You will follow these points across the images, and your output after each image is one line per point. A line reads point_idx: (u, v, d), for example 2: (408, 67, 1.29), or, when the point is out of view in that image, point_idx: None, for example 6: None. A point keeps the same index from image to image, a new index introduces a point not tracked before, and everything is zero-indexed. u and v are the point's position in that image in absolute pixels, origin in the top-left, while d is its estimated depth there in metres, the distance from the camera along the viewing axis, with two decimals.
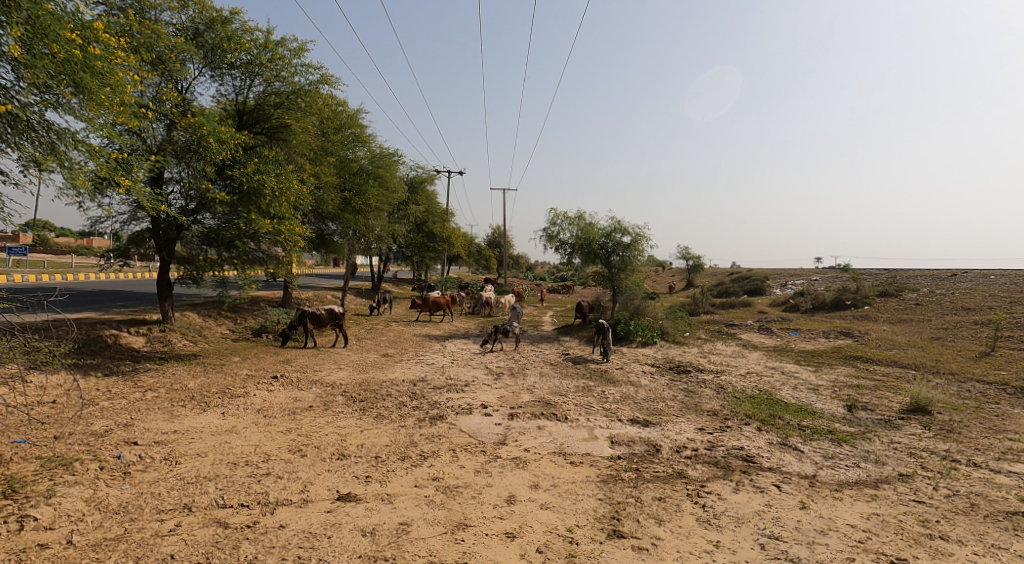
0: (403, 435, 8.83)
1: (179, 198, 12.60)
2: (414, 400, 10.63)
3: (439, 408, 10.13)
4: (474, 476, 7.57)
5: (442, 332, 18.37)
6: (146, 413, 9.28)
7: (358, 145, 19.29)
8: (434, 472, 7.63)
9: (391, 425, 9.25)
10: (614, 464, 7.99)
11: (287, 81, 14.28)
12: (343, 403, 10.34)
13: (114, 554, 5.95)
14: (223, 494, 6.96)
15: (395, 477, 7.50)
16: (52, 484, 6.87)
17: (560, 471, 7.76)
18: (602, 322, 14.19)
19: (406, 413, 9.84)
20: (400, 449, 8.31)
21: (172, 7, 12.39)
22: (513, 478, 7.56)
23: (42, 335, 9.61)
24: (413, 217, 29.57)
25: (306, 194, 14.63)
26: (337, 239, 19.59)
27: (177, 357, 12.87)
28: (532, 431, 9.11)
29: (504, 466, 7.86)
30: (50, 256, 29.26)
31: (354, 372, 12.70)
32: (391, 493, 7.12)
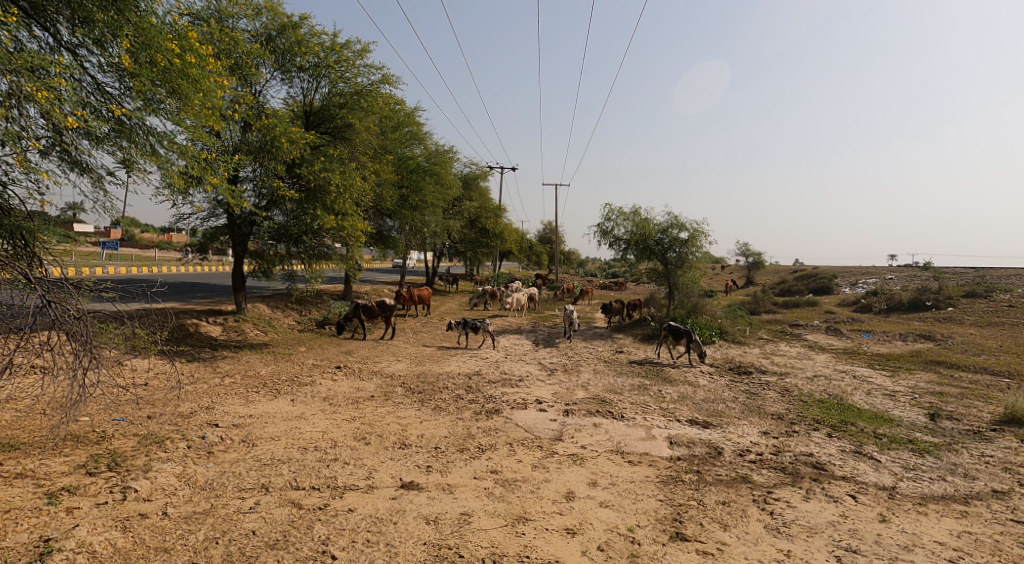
0: (461, 427, 9.01)
1: (253, 196, 13.27)
2: (469, 393, 10.80)
3: (495, 402, 10.26)
4: (533, 470, 7.65)
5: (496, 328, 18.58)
6: (224, 397, 9.82)
7: (414, 144, 19.80)
8: (493, 465, 7.76)
9: (449, 417, 9.43)
10: (674, 464, 7.91)
11: (350, 82, 14.83)
12: (402, 394, 10.62)
13: (203, 526, 6.30)
14: (296, 476, 7.30)
15: (455, 468, 7.67)
16: (149, 459, 7.36)
17: (619, 469, 7.74)
18: (690, 327, 13.68)
19: (462, 406, 10.02)
20: (459, 441, 8.48)
21: (247, 15, 13.07)
22: (571, 474, 7.59)
23: (148, 321, 10.38)
24: (467, 213, 29.89)
25: (367, 191, 15.05)
26: (395, 234, 20.02)
27: (250, 345, 13.52)
28: (589, 427, 9.12)
29: (562, 462, 7.91)
30: (135, 250, 31.13)
31: (412, 364, 13.01)
32: (452, 482, 7.30)
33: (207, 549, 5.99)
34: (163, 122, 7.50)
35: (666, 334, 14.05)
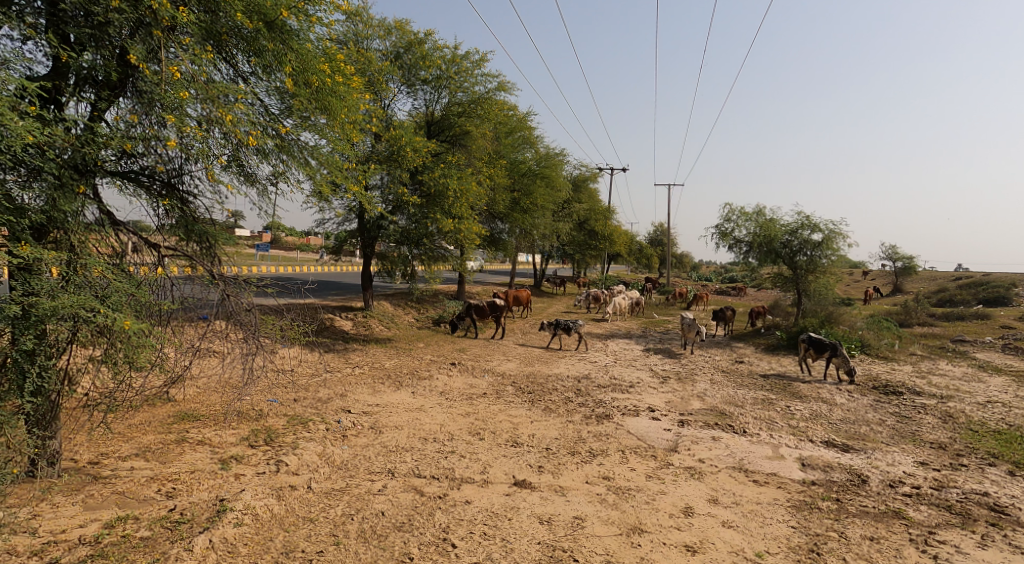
0: (572, 430, 9.23)
1: (381, 201, 14.32)
2: (579, 397, 11.00)
3: (605, 407, 10.39)
4: (647, 481, 7.71)
5: (606, 332, 18.61)
6: (355, 386, 10.74)
7: (526, 147, 20.24)
8: (604, 471, 7.91)
9: (558, 419, 9.71)
10: (807, 489, 7.63)
11: (468, 91, 15.56)
12: (513, 393, 11.03)
13: (340, 502, 6.92)
14: (418, 465, 7.87)
15: (566, 470, 7.92)
16: (296, 437, 8.28)
17: (742, 488, 7.61)
18: (837, 340, 12.85)
19: (572, 409, 10.24)
20: (570, 444, 8.71)
21: (379, 36, 14.24)
22: (689, 489, 7.56)
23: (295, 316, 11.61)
24: (576, 215, 30.11)
25: (482, 195, 15.64)
26: (504, 237, 20.83)
27: (376, 339, 14.60)
28: (706, 441, 9.00)
29: (678, 475, 7.90)
30: (279, 249, 34.55)
31: (522, 364, 13.43)
32: (563, 484, 7.56)
33: (344, 523, 6.52)
34: (315, 136, 8.16)
35: (808, 347, 13.33)
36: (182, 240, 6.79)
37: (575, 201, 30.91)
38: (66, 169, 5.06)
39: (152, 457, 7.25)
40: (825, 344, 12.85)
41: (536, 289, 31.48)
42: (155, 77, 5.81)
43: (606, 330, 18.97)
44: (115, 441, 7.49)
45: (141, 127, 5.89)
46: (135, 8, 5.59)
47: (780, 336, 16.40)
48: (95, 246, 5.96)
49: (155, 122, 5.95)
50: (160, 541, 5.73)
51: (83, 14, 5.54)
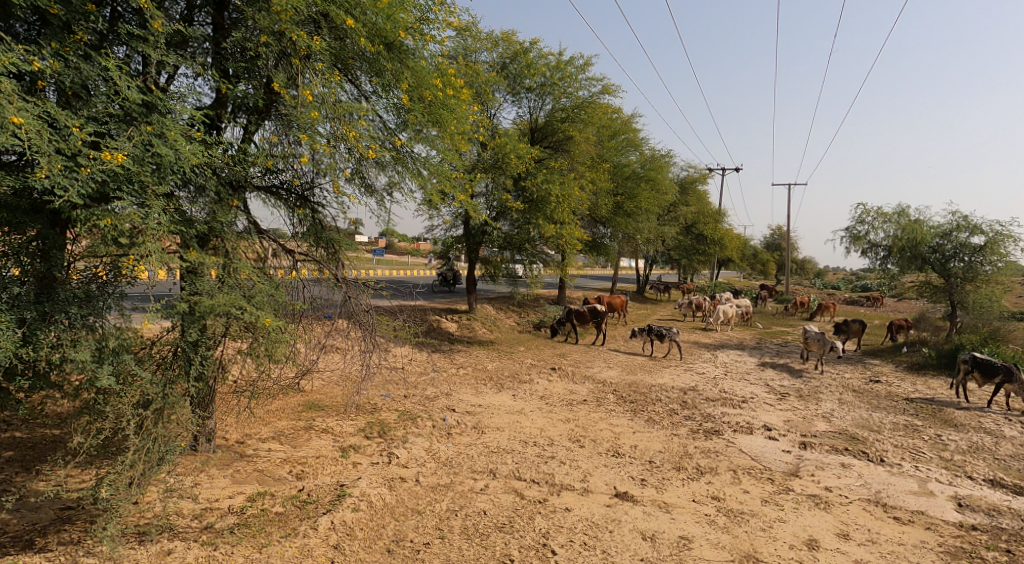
0: (677, 444, 9.14)
1: (486, 208, 14.86)
2: (685, 409, 10.84)
3: (714, 422, 10.18)
4: (763, 505, 7.36)
5: (716, 342, 18.04)
6: (459, 386, 11.27)
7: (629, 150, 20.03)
8: (713, 490, 7.70)
9: (660, 430, 9.67)
10: (964, 535, 6.85)
11: (572, 97, 15.81)
12: (615, 402, 11.06)
13: (445, 497, 7.23)
14: (518, 468, 8.08)
15: (671, 486, 7.79)
16: (406, 432, 8.85)
17: (879, 525, 6.99)
18: (1010, 363, 11.34)
19: (678, 422, 10.13)
20: (676, 458, 8.62)
21: (487, 48, 14.85)
22: (815, 520, 7.06)
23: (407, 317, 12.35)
24: (683, 218, 29.56)
25: (584, 200, 15.73)
26: (607, 241, 20.60)
27: (479, 342, 15.15)
28: (834, 467, 8.52)
29: (799, 502, 7.47)
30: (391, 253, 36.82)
31: (624, 372, 13.38)
32: (666, 498, 7.46)
33: (448, 518, 6.73)
34: (427, 149, 8.18)
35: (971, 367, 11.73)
36: (311, 245, 7.36)
37: (682, 204, 30.22)
38: (224, 186, 5.96)
39: (285, 440, 8.08)
40: (997, 367, 11.31)
41: (640, 295, 31.16)
42: (292, 100, 6.39)
43: (715, 341, 18.37)
44: (256, 423, 8.45)
45: (282, 146, 6.65)
46: (279, 41, 6.31)
47: (928, 354, 14.99)
48: (244, 251, 6.64)
49: (292, 140, 6.67)
50: (290, 517, 6.27)
51: (239, 51, 6.40)
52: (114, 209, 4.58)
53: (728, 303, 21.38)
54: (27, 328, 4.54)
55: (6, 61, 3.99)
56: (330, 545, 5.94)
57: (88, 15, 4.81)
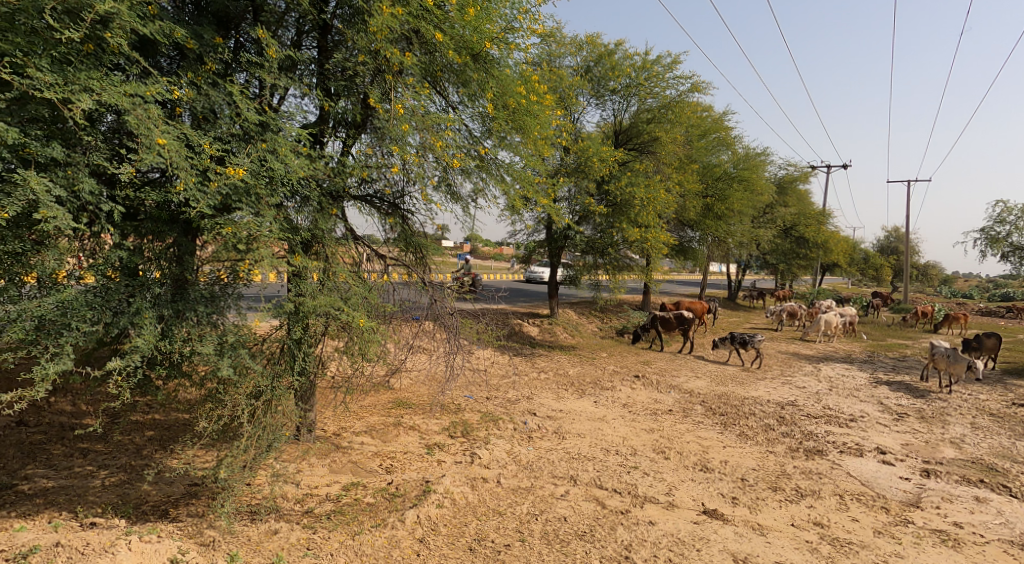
0: (772, 462, 8.67)
1: (569, 212, 14.94)
2: (782, 426, 10.34)
3: (816, 441, 9.59)
4: (875, 537, 6.67)
5: (820, 355, 17.06)
6: (540, 390, 11.42)
7: (721, 150, 19.52)
8: (816, 516, 7.09)
9: (752, 446, 9.28)
10: None
11: (659, 97, 15.64)
12: (702, 413, 10.80)
13: (525, 500, 7.22)
14: (599, 476, 7.96)
15: (765, 507, 7.28)
16: (487, 433, 9.09)
17: None
18: None
19: (774, 439, 9.67)
20: (771, 478, 8.11)
21: (571, 53, 15.00)
22: (939, 558, 6.30)
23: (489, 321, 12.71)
24: (782, 220, 28.38)
25: (671, 202, 15.43)
26: (695, 245, 20.12)
27: (561, 347, 15.24)
28: (966, 501, 7.60)
29: (921, 538, 6.68)
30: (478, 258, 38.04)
31: (713, 383, 13.00)
32: (759, 520, 6.96)
33: (528, 521, 6.72)
34: (511, 155, 8.39)
35: None
36: (402, 250, 7.88)
37: (779, 205, 29.01)
38: (324, 197, 6.36)
39: (376, 435, 8.54)
40: None
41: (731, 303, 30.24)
42: (386, 113, 6.73)
43: (817, 353, 17.39)
44: (351, 417, 9.00)
45: (375, 157, 6.94)
46: (374, 59, 6.75)
47: None
48: (342, 256, 7.05)
49: (384, 151, 6.98)
50: (380, 508, 6.60)
51: (340, 70, 6.87)
52: (234, 218, 5.03)
53: (832, 311, 19.93)
54: (164, 324, 5.14)
55: (151, 89, 4.56)
56: (416, 538, 6.14)
57: (216, 46, 5.42)
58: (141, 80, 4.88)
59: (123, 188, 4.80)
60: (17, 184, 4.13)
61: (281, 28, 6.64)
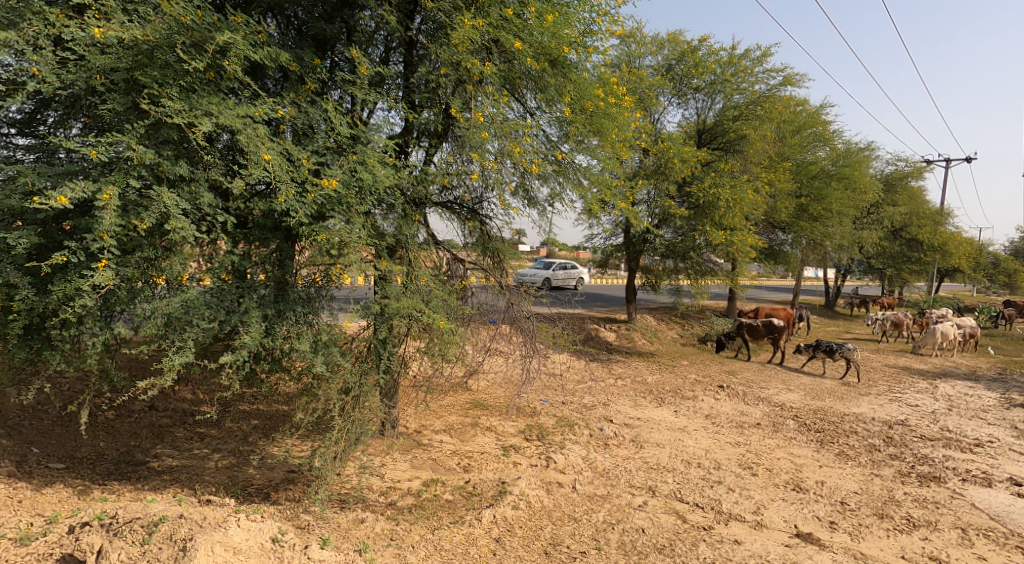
0: (878, 487, 8.05)
1: (648, 215, 14.78)
2: (891, 447, 9.59)
3: (932, 467, 8.79)
4: None
5: (935, 371, 15.77)
6: (616, 397, 11.36)
7: (819, 145, 18.30)
8: (930, 549, 6.51)
9: (853, 468, 8.67)
10: None
11: (746, 92, 15.16)
12: (795, 429, 10.29)
13: (602, 508, 7.17)
14: (680, 488, 7.77)
15: (870, 536, 6.77)
16: (563, 438, 9.14)
17: None
18: None
19: (880, 461, 8.99)
20: (877, 505, 7.53)
21: (652, 52, 14.83)
22: None
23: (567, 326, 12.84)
24: (889, 221, 26.60)
25: (760, 203, 14.84)
26: (786, 248, 19.33)
27: (639, 353, 15.09)
28: None
29: None
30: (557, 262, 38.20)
31: (807, 397, 12.39)
32: (863, 549, 6.47)
33: (605, 530, 6.65)
34: (588, 158, 8.37)
35: None
36: (480, 254, 8.07)
37: (887, 204, 27.20)
38: (408, 204, 6.68)
39: (454, 434, 8.81)
40: None
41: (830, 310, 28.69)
42: (466, 122, 6.91)
43: (932, 369, 16.09)
44: (430, 416, 9.33)
45: (456, 164, 7.17)
46: (456, 70, 6.99)
47: None
48: (423, 260, 7.35)
49: (464, 159, 7.20)
50: (458, 506, 6.82)
51: (424, 83, 7.18)
52: (328, 225, 5.41)
53: (949, 322, 18.30)
54: (268, 322, 5.60)
55: (260, 110, 5.00)
56: (493, 537, 6.27)
57: (314, 68, 5.91)
58: (251, 102, 5.38)
59: (235, 200, 5.31)
60: (150, 199, 4.66)
61: (371, 47, 7.11)
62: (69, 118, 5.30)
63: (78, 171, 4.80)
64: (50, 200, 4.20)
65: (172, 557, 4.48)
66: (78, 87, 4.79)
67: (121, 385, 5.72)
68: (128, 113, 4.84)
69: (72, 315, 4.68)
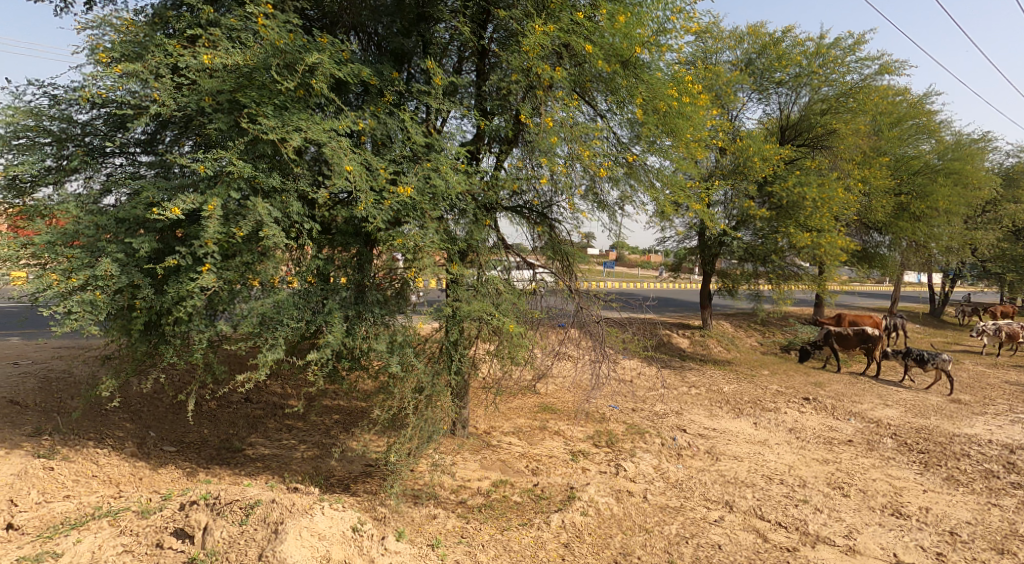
0: (995, 518, 7.36)
1: (725, 217, 14.34)
2: (1010, 473, 8.73)
3: None
4: None
5: None
6: (691, 406, 11.13)
7: (923, 138, 17.41)
8: None
9: (964, 495, 7.96)
10: None
11: (836, 84, 14.53)
12: (893, 448, 9.61)
13: (675, 520, 7.02)
14: (760, 505, 7.47)
15: None
16: (634, 446, 9.03)
17: None
18: None
19: (997, 489, 8.21)
20: (993, 537, 6.89)
21: (730, 47, 14.45)
22: None
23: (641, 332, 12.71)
24: (1008, 221, 24.46)
25: (852, 202, 14.06)
26: (884, 250, 18.34)
27: (714, 361, 14.70)
28: None
29: None
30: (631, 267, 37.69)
31: (909, 413, 11.56)
32: None
33: (678, 544, 6.51)
34: (660, 159, 8.27)
35: None
36: (549, 258, 8.11)
37: (1006, 201, 25.06)
38: (479, 209, 6.83)
39: (523, 437, 8.90)
40: None
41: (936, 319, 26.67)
42: (536, 127, 6.98)
43: None
44: (499, 418, 9.47)
45: (526, 169, 7.26)
46: (526, 76, 7.06)
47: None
48: (494, 264, 7.49)
49: (534, 164, 7.27)
50: (527, 509, 6.88)
51: (496, 90, 7.34)
52: (404, 230, 5.63)
53: None
54: (348, 323, 5.90)
55: (343, 124, 5.30)
56: (562, 542, 6.29)
57: (393, 81, 6.17)
58: (336, 116, 5.69)
59: (321, 208, 5.62)
60: (247, 209, 5.03)
61: (445, 58, 7.34)
62: (182, 136, 5.84)
63: (188, 185, 5.27)
64: (165, 211, 4.65)
65: (266, 538, 4.79)
66: (190, 109, 5.29)
67: (223, 378, 6.21)
68: (231, 130, 5.27)
69: (183, 314, 5.14)
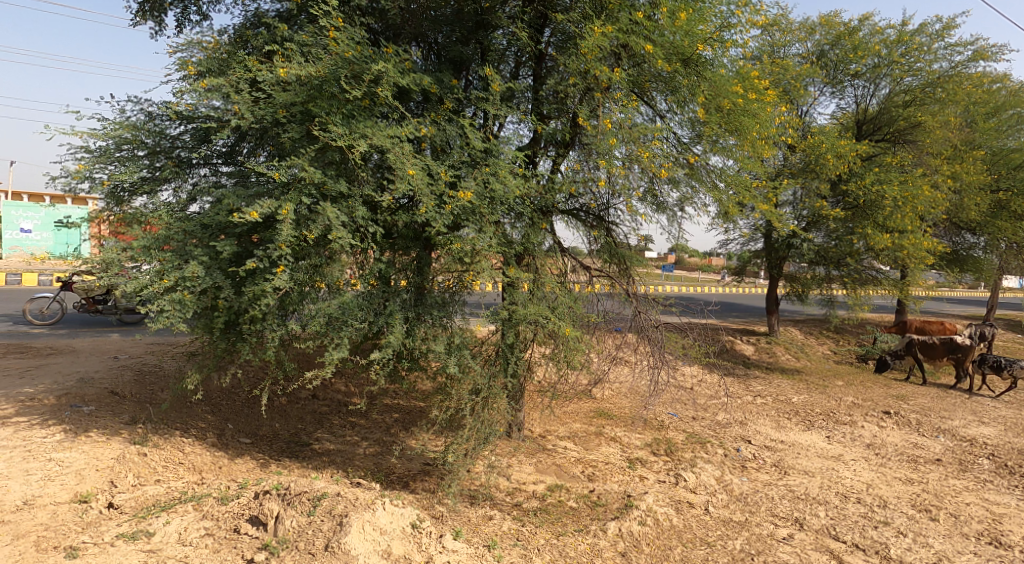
0: None
1: (796, 219, 13.75)
2: None
3: None
4: None
5: None
6: (756, 416, 10.74)
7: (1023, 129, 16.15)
8: None
9: None
10: None
11: (919, 73, 13.71)
12: (988, 470, 8.92)
13: (739, 536, 6.78)
14: (835, 525, 7.11)
15: None
16: (694, 456, 8.80)
17: None
18: None
19: None
20: None
21: (800, 39, 13.91)
22: None
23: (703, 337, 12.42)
24: None
25: (940, 200, 13.13)
26: (978, 253, 17.10)
27: (782, 369, 14.13)
28: None
29: None
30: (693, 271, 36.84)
31: (1007, 432, 10.69)
32: None
33: (743, 560, 6.28)
34: (724, 159, 8.03)
35: None
36: (606, 261, 8.02)
37: None
38: (536, 212, 6.84)
39: (578, 442, 8.83)
40: None
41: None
42: (594, 129, 6.91)
43: None
44: (554, 422, 9.45)
45: (583, 172, 7.23)
46: (584, 79, 7.01)
47: None
48: (550, 267, 7.49)
49: (591, 166, 7.24)
50: (583, 515, 6.82)
51: (553, 94, 7.36)
52: (463, 234, 5.72)
53: None
54: (408, 324, 6.05)
55: (406, 130, 5.44)
56: (619, 551, 6.20)
57: (452, 88, 6.28)
58: (398, 124, 5.84)
59: (383, 212, 5.78)
60: (317, 214, 5.23)
61: (502, 64, 7.41)
62: (259, 146, 6.17)
63: (264, 192, 5.55)
64: (245, 215, 4.89)
65: (332, 529, 4.96)
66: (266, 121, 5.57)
67: (292, 375, 6.50)
68: (302, 139, 5.53)
69: (259, 312, 5.41)
